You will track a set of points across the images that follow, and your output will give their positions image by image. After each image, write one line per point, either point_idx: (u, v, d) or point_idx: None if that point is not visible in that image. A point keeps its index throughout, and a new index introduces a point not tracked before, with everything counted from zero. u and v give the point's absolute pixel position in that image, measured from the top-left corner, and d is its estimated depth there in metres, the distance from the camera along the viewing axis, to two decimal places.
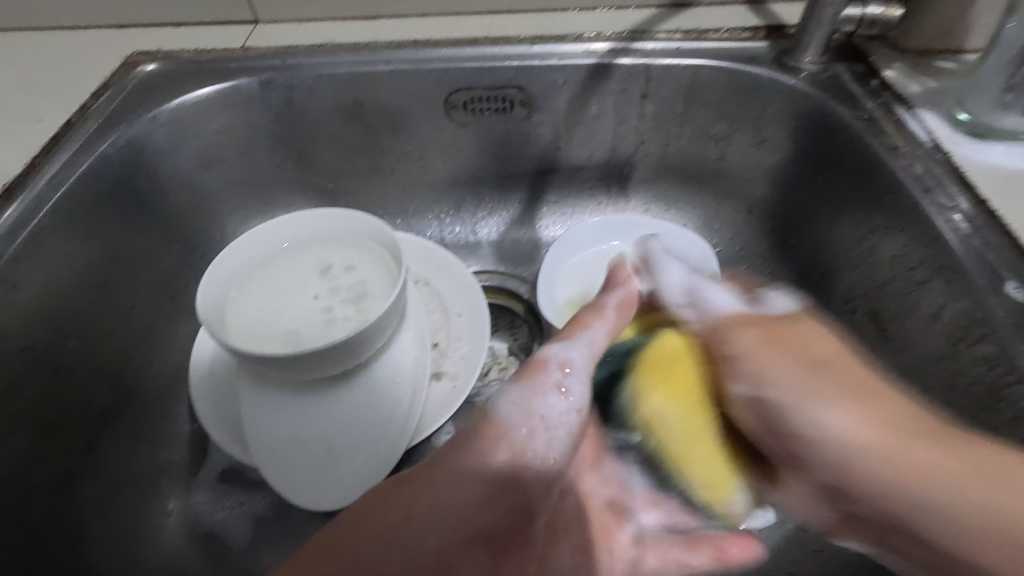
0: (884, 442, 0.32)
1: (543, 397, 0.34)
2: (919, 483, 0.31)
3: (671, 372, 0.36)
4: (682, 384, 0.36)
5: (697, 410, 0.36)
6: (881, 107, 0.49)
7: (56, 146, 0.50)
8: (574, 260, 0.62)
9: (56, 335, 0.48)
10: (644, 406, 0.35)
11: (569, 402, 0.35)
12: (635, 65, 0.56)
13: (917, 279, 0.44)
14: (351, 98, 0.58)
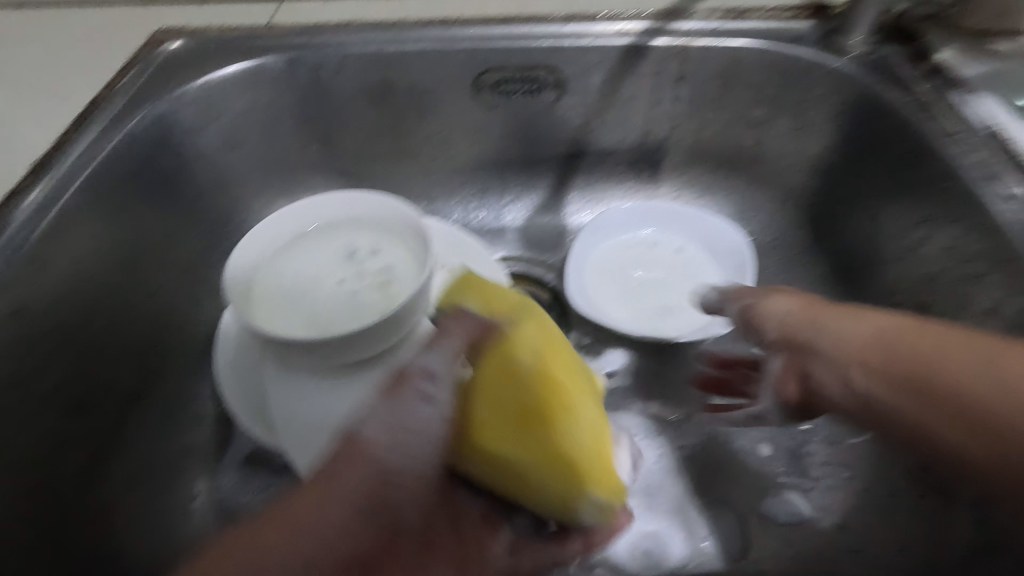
0: (849, 361, 0.32)
1: (408, 408, 0.33)
2: (833, 331, 0.34)
3: (502, 397, 0.35)
4: (509, 396, 0.35)
5: (515, 434, 0.35)
6: (934, 92, 0.47)
7: (83, 125, 0.49)
8: (603, 249, 0.61)
9: (85, 316, 0.48)
10: (479, 439, 0.35)
11: (435, 410, 0.34)
12: (673, 45, 0.54)
13: (972, 274, 0.43)
14: (379, 78, 0.56)
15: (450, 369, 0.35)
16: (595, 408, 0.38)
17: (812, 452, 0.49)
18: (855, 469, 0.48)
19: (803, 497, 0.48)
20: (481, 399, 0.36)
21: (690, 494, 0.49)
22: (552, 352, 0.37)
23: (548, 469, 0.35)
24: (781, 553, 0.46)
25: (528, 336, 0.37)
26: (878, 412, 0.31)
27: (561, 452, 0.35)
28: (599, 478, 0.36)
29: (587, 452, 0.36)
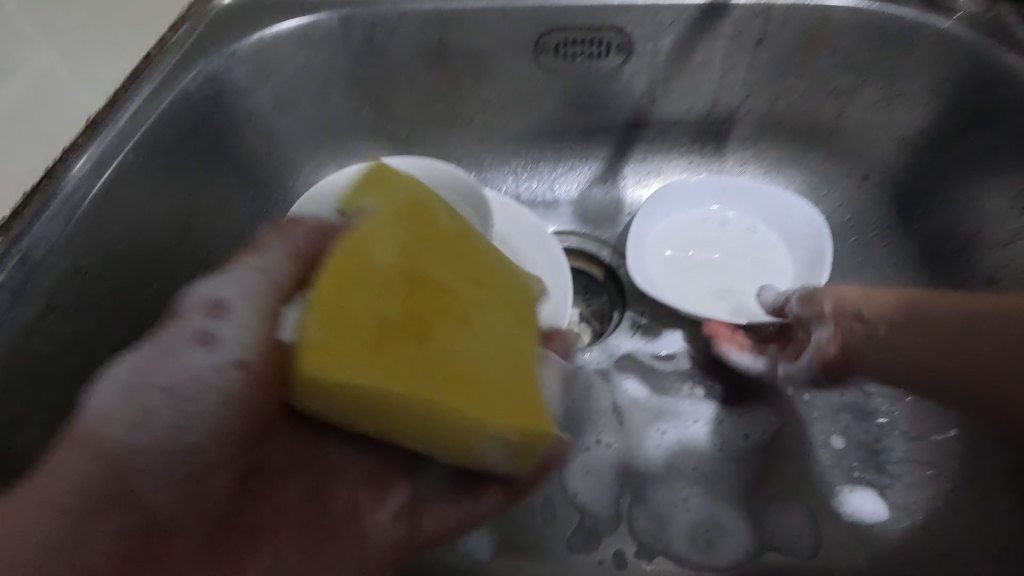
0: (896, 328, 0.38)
1: (175, 351, 0.29)
2: (864, 302, 0.41)
3: (344, 304, 0.28)
4: (358, 302, 0.28)
5: (370, 355, 0.27)
6: None
7: (136, 80, 0.47)
8: (663, 223, 0.57)
9: (140, 278, 0.47)
10: (308, 366, 0.27)
11: (215, 358, 0.30)
12: (755, 4, 0.50)
13: None
14: (435, 37, 0.53)
15: (247, 301, 0.31)
16: (488, 316, 0.32)
17: (889, 447, 0.46)
18: (938, 466, 0.44)
19: (879, 494, 0.45)
20: (314, 309, 0.28)
21: (756, 486, 0.46)
22: (416, 250, 0.31)
23: (413, 390, 0.27)
24: (854, 552, 0.43)
25: (384, 234, 0.31)
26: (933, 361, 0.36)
27: (435, 369, 0.28)
28: (498, 403, 0.29)
29: (470, 368, 0.29)
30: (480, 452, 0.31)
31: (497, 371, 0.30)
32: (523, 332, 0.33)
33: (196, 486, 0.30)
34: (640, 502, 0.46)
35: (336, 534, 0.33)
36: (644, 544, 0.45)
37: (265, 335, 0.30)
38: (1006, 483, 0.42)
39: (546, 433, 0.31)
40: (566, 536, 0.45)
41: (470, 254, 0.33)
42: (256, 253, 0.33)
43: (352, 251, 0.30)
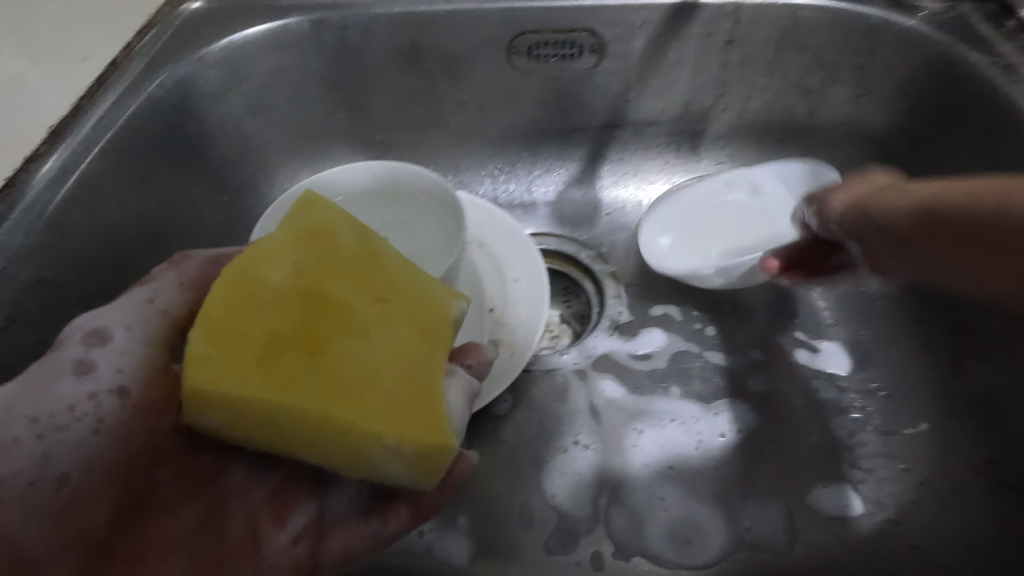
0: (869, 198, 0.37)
1: (48, 382, 0.31)
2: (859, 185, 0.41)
3: (234, 324, 0.28)
4: (244, 321, 0.28)
5: (253, 370, 0.27)
6: (1020, 52, 0.43)
7: (102, 87, 0.47)
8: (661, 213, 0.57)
9: (109, 287, 0.46)
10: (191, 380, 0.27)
11: (87, 384, 0.32)
12: (725, 5, 0.50)
13: None
14: (408, 40, 0.53)
15: (130, 331, 0.34)
16: (390, 330, 0.30)
17: (862, 442, 0.47)
18: (910, 460, 0.45)
19: (854, 489, 0.45)
20: (203, 328, 0.28)
21: (733, 482, 0.46)
22: (313, 269, 0.31)
23: (294, 404, 0.27)
24: (830, 548, 0.43)
25: (282, 254, 0.31)
26: (883, 210, 0.35)
27: (319, 383, 0.28)
28: (390, 418, 0.28)
29: (360, 382, 0.28)
30: (378, 467, 0.29)
31: (393, 384, 0.29)
32: (431, 347, 0.31)
33: (70, 513, 0.31)
34: (618, 502, 0.46)
35: (231, 555, 0.32)
36: (621, 544, 0.45)
37: (150, 367, 0.34)
38: (976, 478, 0.42)
39: (446, 447, 0.30)
40: (543, 538, 0.45)
41: (380, 269, 0.32)
42: (142, 287, 0.36)
43: (252, 268, 0.30)
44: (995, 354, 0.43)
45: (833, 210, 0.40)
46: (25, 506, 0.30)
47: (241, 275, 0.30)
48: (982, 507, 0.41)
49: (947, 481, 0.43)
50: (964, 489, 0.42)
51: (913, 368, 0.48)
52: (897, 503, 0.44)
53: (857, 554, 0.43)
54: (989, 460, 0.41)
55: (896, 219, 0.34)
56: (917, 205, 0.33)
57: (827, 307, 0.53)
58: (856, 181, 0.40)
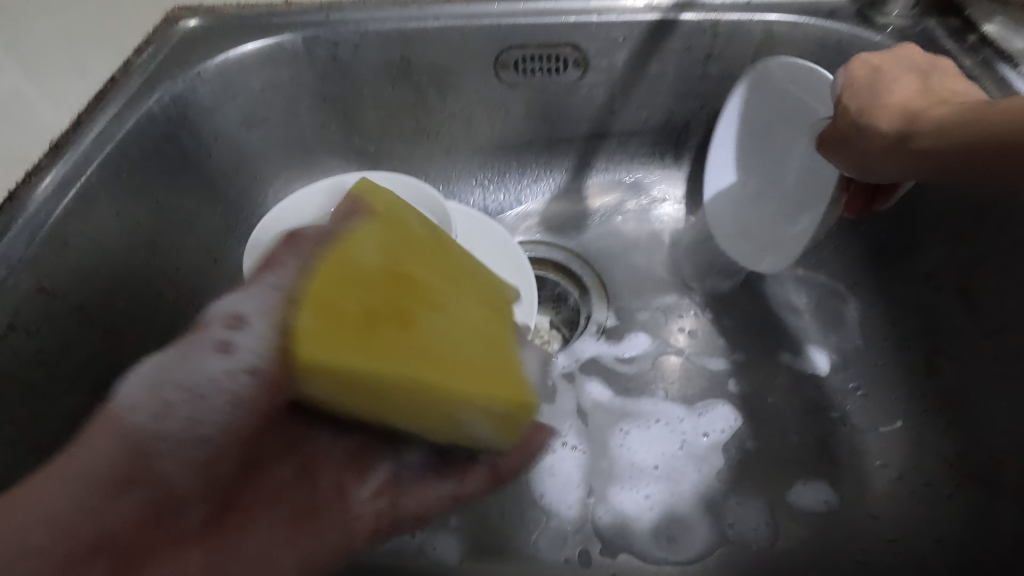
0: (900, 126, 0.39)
1: (192, 358, 0.31)
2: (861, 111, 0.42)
3: (333, 299, 0.29)
4: (345, 295, 0.29)
5: (358, 339, 0.28)
6: (981, 66, 0.45)
7: (101, 102, 0.48)
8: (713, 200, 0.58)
9: (107, 296, 0.47)
10: (303, 349, 0.28)
11: (229, 362, 0.31)
12: (702, 21, 0.52)
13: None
14: (398, 55, 0.55)
15: (264, 318, 0.30)
16: (468, 304, 0.32)
17: (841, 440, 0.48)
18: (886, 457, 0.46)
19: (833, 485, 0.47)
20: (306, 304, 0.29)
21: (716, 481, 0.48)
22: (397, 251, 0.32)
23: (401, 369, 0.28)
24: (810, 543, 0.45)
25: (367, 238, 0.32)
26: (922, 147, 0.38)
27: (419, 350, 0.29)
28: (487, 380, 0.30)
29: (456, 349, 0.30)
30: (472, 427, 0.31)
31: (481, 351, 0.31)
32: (500, 319, 0.33)
33: (202, 470, 0.32)
34: (605, 501, 0.47)
35: (323, 508, 0.36)
36: (608, 542, 0.46)
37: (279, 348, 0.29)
38: (948, 470, 0.43)
39: (530, 405, 0.31)
40: (533, 537, 0.47)
41: (447, 255, 0.34)
42: (267, 270, 0.33)
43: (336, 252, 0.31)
44: (965, 351, 0.44)
45: (854, 142, 0.42)
46: (173, 460, 0.31)
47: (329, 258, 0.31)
48: (953, 500, 0.42)
49: (920, 475, 0.44)
50: (935, 482, 0.43)
51: (888, 368, 0.49)
52: (876, 498, 0.45)
53: (836, 548, 0.44)
54: (960, 454, 0.43)
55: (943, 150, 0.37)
56: (961, 127, 0.36)
57: (807, 309, 0.54)
58: (859, 97, 0.42)
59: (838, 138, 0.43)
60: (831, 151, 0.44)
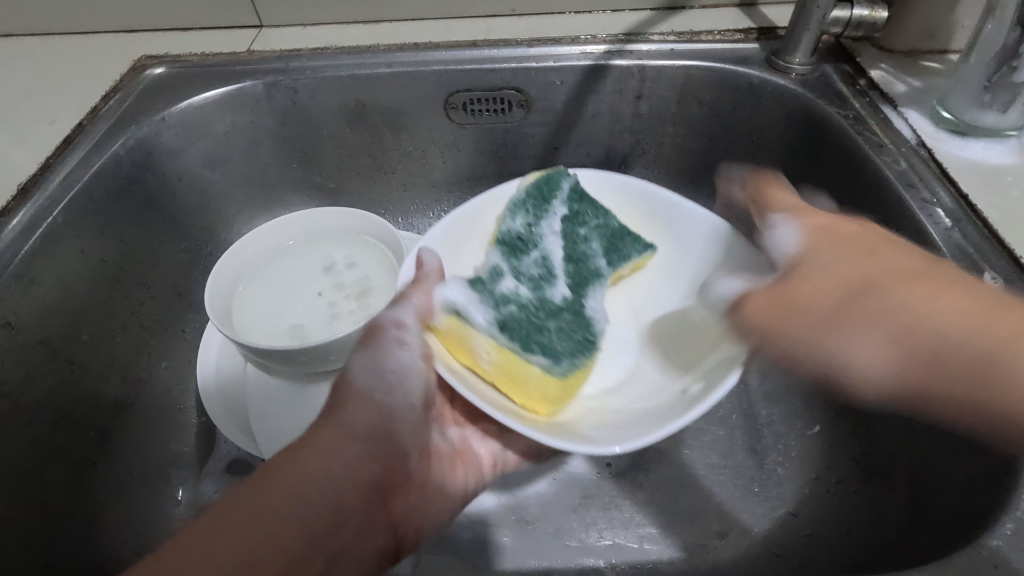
0: (890, 349, 0.33)
1: (388, 354, 0.39)
2: (814, 346, 0.35)
3: (506, 379, 0.37)
4: (505, 384, 0.37)
5: (509, 390, 0.37)
6: (868, 107, 0.51)
7: (68, 148, 0.52)
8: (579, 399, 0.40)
9: (70, 329, 0.49)
10: (514, 394, 0.38)
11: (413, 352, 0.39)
12: (631, 66, 0.57)
13: None
14: (353, 99, 0.59)
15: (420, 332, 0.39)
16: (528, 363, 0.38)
17: (767, 446, 0.53)
18: (808, 460, 0.50)
19: (762, 489, 0.51)
20: (497, 385, 0.38)
21: (652, 488, 0.52)
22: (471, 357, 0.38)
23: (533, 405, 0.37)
24: (741, 545, 0.48)
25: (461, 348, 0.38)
26: (964, 402, 0.31)
27: (518, 390, 0.37)
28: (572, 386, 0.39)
29: (545, 387, 0.37)
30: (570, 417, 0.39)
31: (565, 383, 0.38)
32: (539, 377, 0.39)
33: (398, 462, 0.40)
34: (551, 513, 0.51)
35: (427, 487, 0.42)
36: (553, 550, 0.49)
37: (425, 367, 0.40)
38: (854, 468, 0.47)
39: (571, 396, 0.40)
40: (484, 548, 0.49)
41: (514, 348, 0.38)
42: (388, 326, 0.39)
43: (459, 345, 0.38)
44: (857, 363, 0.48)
45: (844, 343, 0.35)
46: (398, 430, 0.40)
47: (468, 356, 0.38)
48: (860, 494, 0.45)
49: (834, 475, 0.48)
50: (845, 480, 0.47)
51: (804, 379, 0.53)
52: (796, 498, 0.49)
53: (761, 545, 0.48)
54: (863, 453, 0.46)
55: (925, 374, 0.32)
56: (988, 376, 0.30)
57: None
58: (829, 290, 0.36)
59: (807, 316, 0.36)
60: (765, 325, 0.37)
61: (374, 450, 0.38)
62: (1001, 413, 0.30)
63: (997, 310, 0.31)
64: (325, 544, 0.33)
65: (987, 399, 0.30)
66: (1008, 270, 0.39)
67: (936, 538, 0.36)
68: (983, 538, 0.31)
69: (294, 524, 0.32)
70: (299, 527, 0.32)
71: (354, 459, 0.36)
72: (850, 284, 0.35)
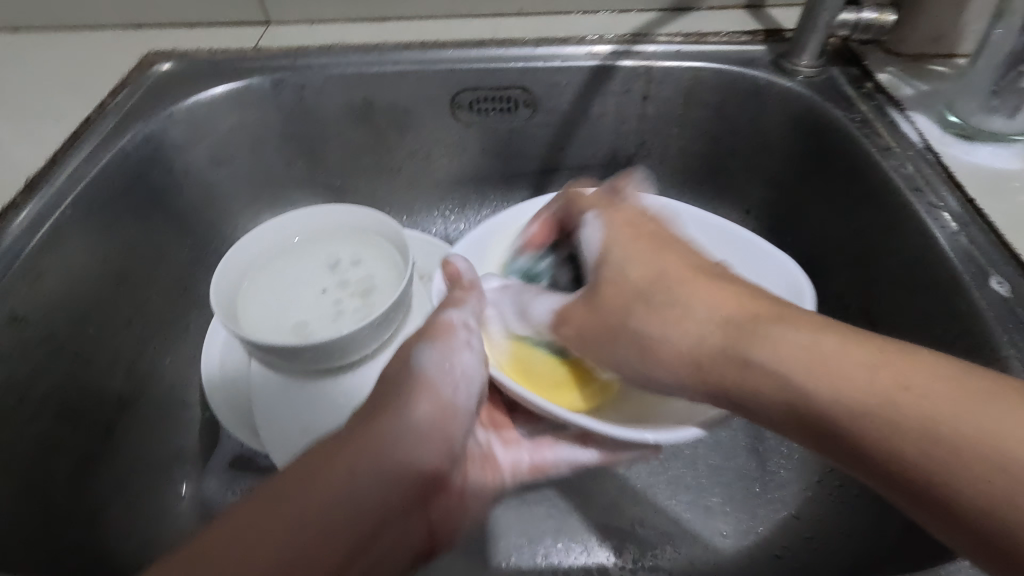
0: (712, 341, 0.32)
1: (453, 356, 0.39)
2: (647, 365, 0.35)
3: (556, 384, 0.42)
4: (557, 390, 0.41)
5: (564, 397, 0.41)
6: (875, 110, 0.51)
7: (76, 143, 0.52)
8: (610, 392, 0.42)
9: (76, 323, 0.49)
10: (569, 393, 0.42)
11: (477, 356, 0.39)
12: (637, 67, 0.57)
13: (917, 282, 0.44)
14: (360, 97, 0.59)
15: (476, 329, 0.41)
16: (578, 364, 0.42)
17: (769, 448, 0.53)
18: (810, 463, 0.50)
19: (764, 491, 0.51)
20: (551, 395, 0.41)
21: (654, 489, 0.52)
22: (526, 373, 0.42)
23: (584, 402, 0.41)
24: (743, 547, 0.48)
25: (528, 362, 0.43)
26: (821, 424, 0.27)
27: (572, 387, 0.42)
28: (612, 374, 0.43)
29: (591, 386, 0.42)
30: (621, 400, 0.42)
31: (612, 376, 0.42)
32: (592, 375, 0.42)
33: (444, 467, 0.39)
34: (553, 512, 0.51)
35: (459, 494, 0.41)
36: (554, 550, 0.49)
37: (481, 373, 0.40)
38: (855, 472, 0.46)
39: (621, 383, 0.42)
40: (485, 546, 0.50)
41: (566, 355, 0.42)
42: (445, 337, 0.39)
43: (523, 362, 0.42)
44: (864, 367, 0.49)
45: (653, 350, 0.34)
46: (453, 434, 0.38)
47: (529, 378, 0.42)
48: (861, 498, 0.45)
49: (835, 478, 0.48)
50: (847, 484, 0.47)
51: None
52: (798, 501, 0.49)
53: (763, 547, 0.48)
54: None
55: (736, 377, 0.31)
56: (812, 399, 0.28)
57: None
58: (620, 301, 0.36)
59: (610, 329, 0.37)
60: (587, 344, 0.38)
61: (427, 455, 0.36)
62: (848, 442, 0.27)
63: (842, 354, 0.28)
64: (364, 546, 0.32)
65: (851, 440, 0.26)
66: (1014, 276, 0.39)
67: (939, 543, 0.36)
68: None
69: (341, 523, 0.31)
70: (342, 527, 0.31)
71: (405, 462, 0.35)
72: (657, 276, 0.36)
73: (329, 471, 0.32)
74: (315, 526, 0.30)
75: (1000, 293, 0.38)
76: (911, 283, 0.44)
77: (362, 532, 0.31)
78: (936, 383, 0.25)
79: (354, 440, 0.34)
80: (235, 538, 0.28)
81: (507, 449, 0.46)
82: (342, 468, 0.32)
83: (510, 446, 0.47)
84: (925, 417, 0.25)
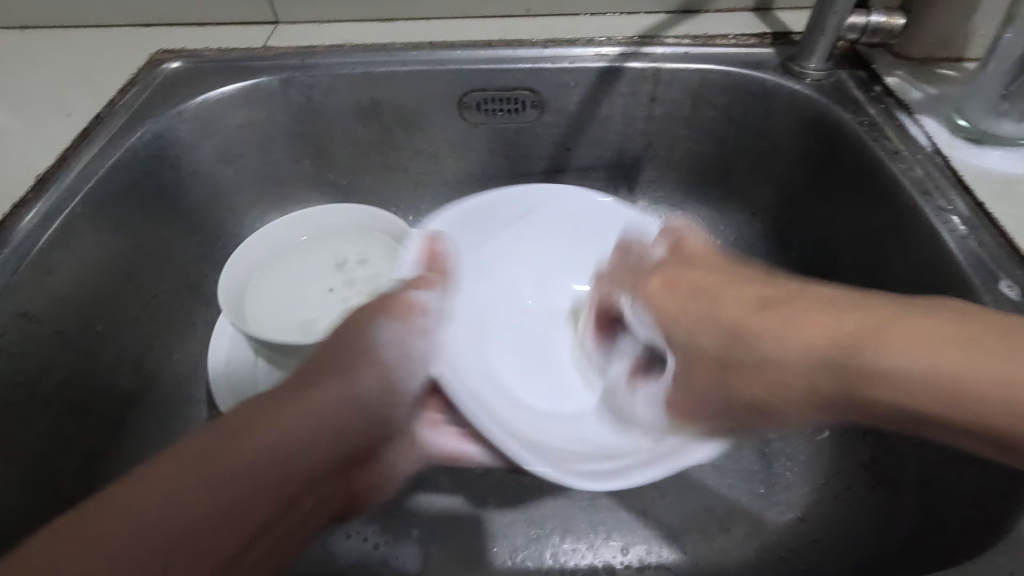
0: (815, 399, 0.31)
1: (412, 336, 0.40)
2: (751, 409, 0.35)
3: None
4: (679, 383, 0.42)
5: None
6: (883, 113, 0.51)
7: (85, 140, 0.52)
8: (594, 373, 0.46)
9: (84, 320, 0.49)
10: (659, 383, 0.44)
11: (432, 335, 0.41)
12: (645, 68, 0.57)
13: (926, 285, 0.44)
14: (368, 97, 0.59)
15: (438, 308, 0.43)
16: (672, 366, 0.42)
17: (775, 450, 0.53)
18: (816, 466, 0.50)
19: (770, 493, 0.51)
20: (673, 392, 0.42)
21: (659, 490, 0.52)
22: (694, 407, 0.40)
23: None
24: (749, 549, 0.48)
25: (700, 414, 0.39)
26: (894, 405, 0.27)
27: None
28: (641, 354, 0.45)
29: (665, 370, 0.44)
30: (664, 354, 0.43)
31: None
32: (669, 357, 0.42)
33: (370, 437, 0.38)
34: (559, 512, 0.51)
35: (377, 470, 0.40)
36: (560, 551, 0.49)
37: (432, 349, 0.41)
38: (863, 475, 0.46)
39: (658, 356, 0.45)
40: (491, 546, 0.50)
41: None
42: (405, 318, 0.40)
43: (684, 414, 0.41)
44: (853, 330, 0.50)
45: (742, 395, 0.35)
46: (388, 403, 0.38)
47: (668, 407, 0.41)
48: (869, 501, 0.45)
49: (842, 480, 0.48)
50: (855, 486, 0.47)
51: None
52: (804, 504, 0.49)
53: (768, 548, 0.48)
54: (874, 459, 0.46)
55: (847, 407, 0.30)
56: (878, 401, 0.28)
57: None
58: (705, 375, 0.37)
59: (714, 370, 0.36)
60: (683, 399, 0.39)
61: (356, 419, 0.36)
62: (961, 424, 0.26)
63: (875, 324, 0.29)
64: (279, 514, 0.31)
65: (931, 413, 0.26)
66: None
67: (947, 546, 0.36)
68: (998, 547, 0.31)
69: (262, 481, 0.31)
70: (257, 480, 0.30)
71: (332, 435, 0.34)
72: (728, 335, 0.35)
73: (255, 433, 0.32)
74: (240, 478, 0.30)
75: (1010, 296, 0.38)
76: (921, 286, 0.44)
77: (278, 500, 0.31)
78: (1000, 354, 0.25)
79: (299, 398, 0.34)
80: (141, 489, 0.28)
81: (432, 430, 0.43)
82: (279, 423, 0.32)
83: (438, 428, 0.43)
84: (948, 371, 0.26)
